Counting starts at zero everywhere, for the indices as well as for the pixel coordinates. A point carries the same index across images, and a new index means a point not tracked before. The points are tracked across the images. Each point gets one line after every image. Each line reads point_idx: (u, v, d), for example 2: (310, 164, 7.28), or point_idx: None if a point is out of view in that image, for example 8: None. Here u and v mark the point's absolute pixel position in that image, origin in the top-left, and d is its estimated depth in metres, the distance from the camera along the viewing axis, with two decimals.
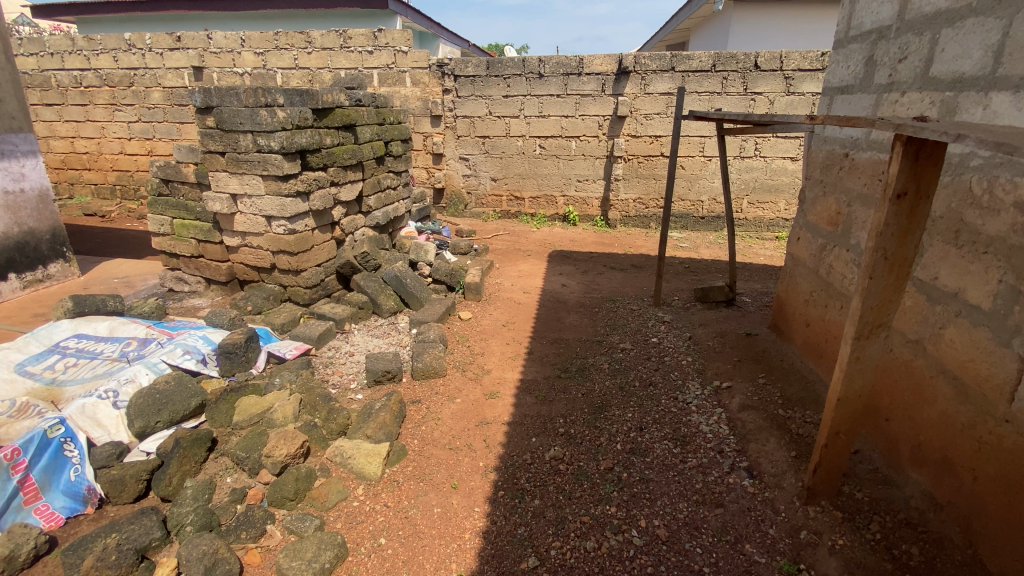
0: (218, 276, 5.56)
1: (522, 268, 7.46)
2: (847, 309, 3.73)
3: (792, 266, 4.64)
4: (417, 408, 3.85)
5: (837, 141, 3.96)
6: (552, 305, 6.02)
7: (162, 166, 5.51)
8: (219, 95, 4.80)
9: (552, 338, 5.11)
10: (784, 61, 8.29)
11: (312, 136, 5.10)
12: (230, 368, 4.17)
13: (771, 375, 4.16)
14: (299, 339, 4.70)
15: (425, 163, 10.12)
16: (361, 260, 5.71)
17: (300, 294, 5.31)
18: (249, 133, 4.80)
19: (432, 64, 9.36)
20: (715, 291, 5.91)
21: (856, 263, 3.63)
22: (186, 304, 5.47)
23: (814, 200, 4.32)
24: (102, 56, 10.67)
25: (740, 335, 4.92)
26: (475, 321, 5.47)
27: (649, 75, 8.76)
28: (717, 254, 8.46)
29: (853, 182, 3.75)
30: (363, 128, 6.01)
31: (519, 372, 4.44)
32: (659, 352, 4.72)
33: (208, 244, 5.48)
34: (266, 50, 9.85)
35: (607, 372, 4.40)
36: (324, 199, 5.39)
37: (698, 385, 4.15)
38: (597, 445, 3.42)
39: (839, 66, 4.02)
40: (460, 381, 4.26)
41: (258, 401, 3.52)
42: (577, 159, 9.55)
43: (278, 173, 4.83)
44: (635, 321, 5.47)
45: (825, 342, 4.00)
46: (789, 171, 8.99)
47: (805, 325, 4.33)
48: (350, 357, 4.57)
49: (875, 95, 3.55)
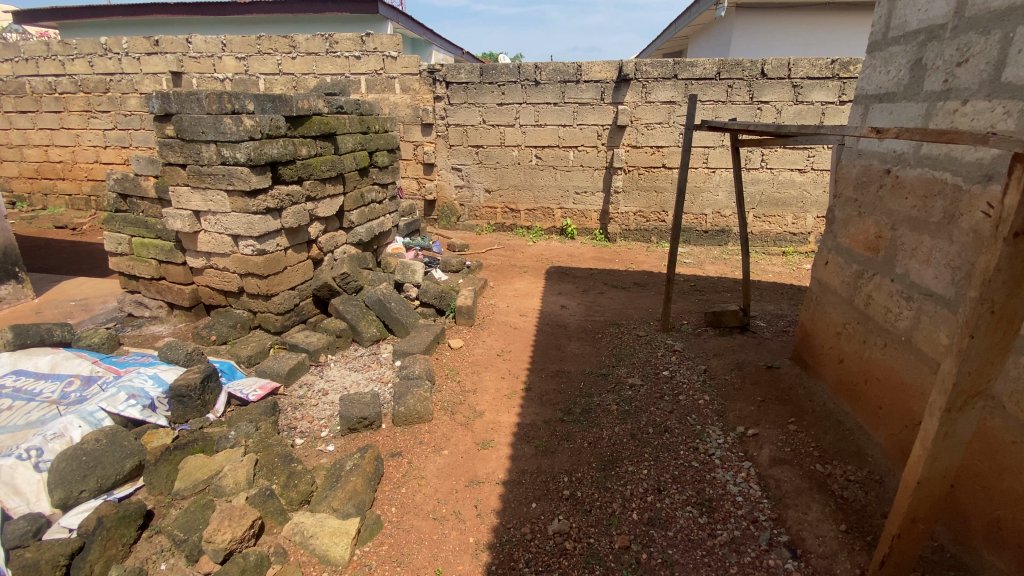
0: (180, 300, 5.01)
1: (518, 287, 6.95)
2: (893, 348, 3.26)
3: (819, 293, 4.15)
4: (397, 463, 3.32)
5: (876, 155, 3.50)
6: (551, 330, 5.50)
7: (119, 178, 4.98)
8: (179, 100, 4.29)
9: (551, 371, 4.60)
10: (792, 69, 7.87)
11: (286, 146, 4.59)
12: (182, 414, 3.62)
13: (801, 420, 3.67)
14: (265, 376, 4.17)
15: (416, 173, 9.61)
16: (341, 282, 5.18)
17: (270, 321, 4.78)
18: (212, 143, 4.28)
19: (422, 70, 8.89)
20: (728, 315, 5.41)
21: (906, 296, 3.15)
22: (145, 332, 4.92)
23: (846, 221, 3.85)
24: (76, 60, 10.17)
25: (760, 367, 4.43)
26: (466, 350, 4.95)
27: (650, 83, 8.33)
28: (723, 271, 8.00)
29: (897, 203, 3.28)
30: (344, 138, 5.49)
31: (516, 415, 3.90)
32: (672, 389, 4.21)
33: (169, 265, 4.93)
34: (249, 55, 9.33)
35: (615, 414, 3.87)
36: (298, 216, 4.85)
37: (719, 431, 3.65)
38: (609, 514, 2.90)
39: (875, 71, 3.58)
40: (448, 427, 3.73)
41: (206, 461, 2.96)
42: (575, 170, 9.09)
43: (245, 188, 4.30)
44: (643, 350, 4.97)
45: (864, 383, 3.51)
46: (796, 184, 8.56)
47: (838, 361, 3.83)
48: (324, 398, 4.04)
49: (925, 103, 3.09)
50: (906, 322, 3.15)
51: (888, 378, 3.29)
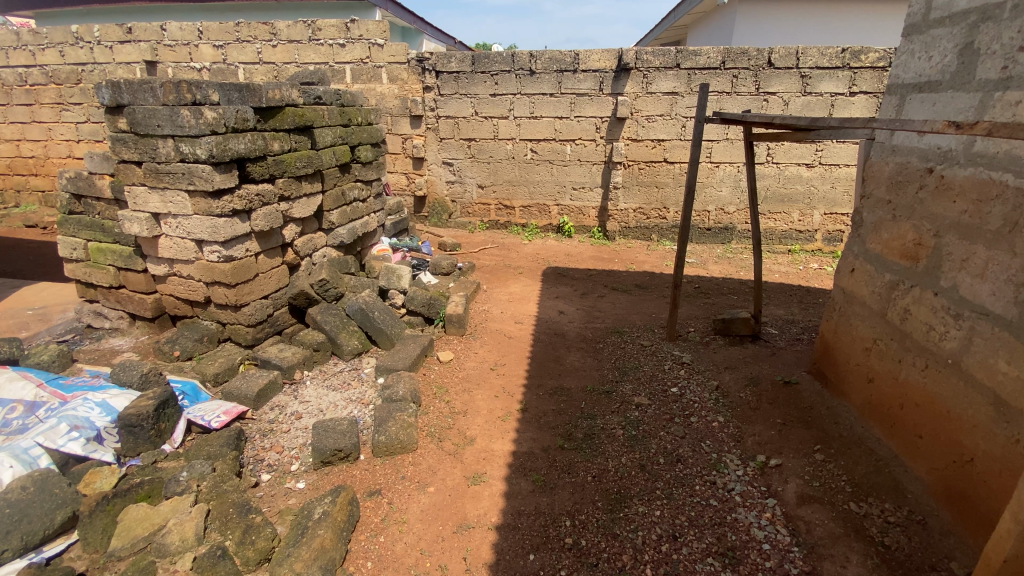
0: (142, 311, 4.56)
1: (513, 290, 6.54)
2: (936, 371, 2.88)
3: (843, 303, 3.76)
4: (375, 505, 2.93)
5: (917, 152, 3.11)
6: (548, 340, 5.10)
7: (72, 177, 4.52)
8: (131, 90, 3.83)
9: (549, 388, 4.20)
10: (800, 57, 7.45)
11: (254, 141, 4.13)
12: (133, 447, 3.21)
13: (828, 447, 3.30)
14: (232, 399, 3.76)
15: (405, 168, 9.13)
16: (319, 289, 4.74)
17: (240, 334, 4.36)
18: (169, 138, 3.83)
19: (410, 58, 8.41)
20: (738, 323, 5.02)
21: (954, 313, 2.77)
22: (103, 347, 4.49)
23: (876, 225, 3.46)
24: (46, 50, 9.66)
25: (776, 383, 4.05)
26: (457, 364, 4.54)
27: (651, 73, 7.89)
28: (729, 271, 7.62)
29: (942, 207, 2.89)
30: (322, 131, 5.03)
31: (511, 442, 3.50)
32: (682, 408, 3.83)
33: (129, 272, 4.49)
34: (227, 43, 8.80)
35: (621, 441, 3.47)
36: (270, 217, 4.41)
37: (736, 460, 3.28)
38: (619, 569, 2.53)
39: (913, 58, 3.17)
40: (435, 457, 3.33)
41: (149, 512, 2.55)
42: (572, 165, 8.67)
43: (207, 188, 3.84)
44: (649, 363, 4.57)
45: (899, 408, 3.14)
46: (803, 179, 8.16)
47: (866, 380, 3.46)
48: (296, 424, 3.63)
49: (978, 94, 2.70)
50: (953, 343, 2.78)
51: (928, 405, 2.93)
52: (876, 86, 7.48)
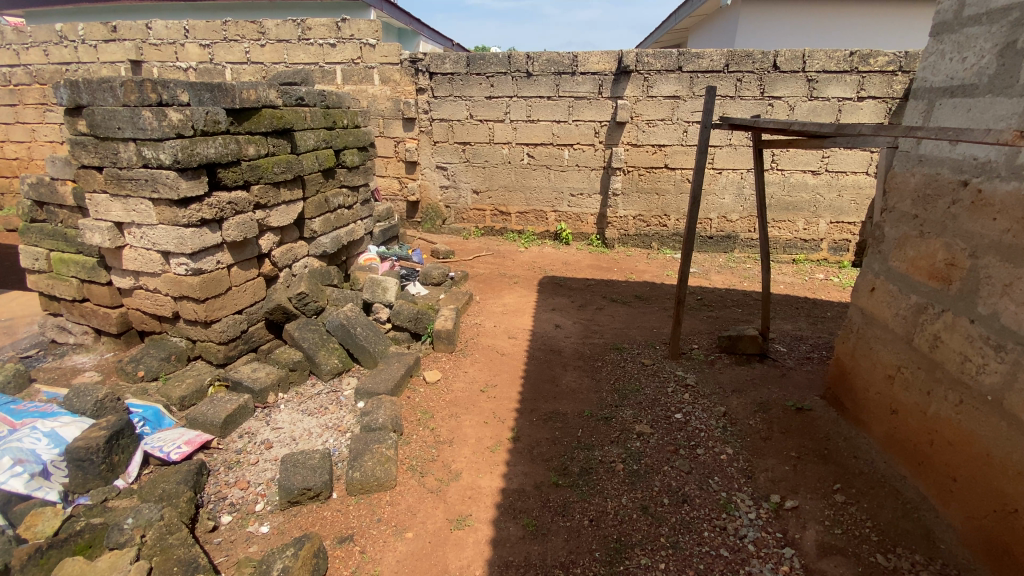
0: (106, 326, 4.25)
1: (507, 302, 6.23)
2: (973, 407, 2.58)
3: (861, 324, 3.46)
4: (345, 554, 2.63)
5: (950, 163, 2.81)
6: (544, 357, 4.79)
7: (33, 183, 4.21)
8: (89, 89, 3.53)
9: (543, 413, 3.88)
10: (807, 61, 7.16)
11: (226, 145, 3.83)
12: (82, 483, 2.88)
13: (848, 486, 3.00)
14: (197, 427, 3.45)
15: (398, 172, 8.82)
16: (298, 302, 4.43)
17: (211, 352, 4.05)
18: (131, 141, 3.53)
19: (403, 59, 8.11)
20: (745, 340, 4.72)
21: (994, 344, 2.48)
22: (64, 366, 4.17)
23: (900, 241, 3.16)
24: (29, 49, 9.38)
25: (788, 410, 3.73)
26: (444, 386, 4.22)
27: (653, 75, 7.61)
28: (732, 281, 7.33)
29: (981, 225, 2.60)
30: (303, 134, 4.73)
31: (500, 477, 3.19)
32: (687, 438, 3.52)
33: (92, 284, 4.18)
34: (214, 42, 8.49)
35: (621, 477, 3.16)
36: (244, 227, 4.09)
37: (748, 500, 2.98)
38: None
39: (944, 60, 2.88)
40: (416, 496, 3.02)
41: (81, 571, 2.25)
42: (570, 170, 8.38)
43: (172, 196, 3.54)
44: (651, 385, 4.26)
45: (929, 445, 2.84)
46: (809, 186, 7.88)
47: (888, 410, 3.15)
48: (266, 455, 3.32)
49: (1020, 100, 2.40)
50: (992, 378, 2.48)
51: (963, 444, 2.62)
52: (885, 91, 7.20)
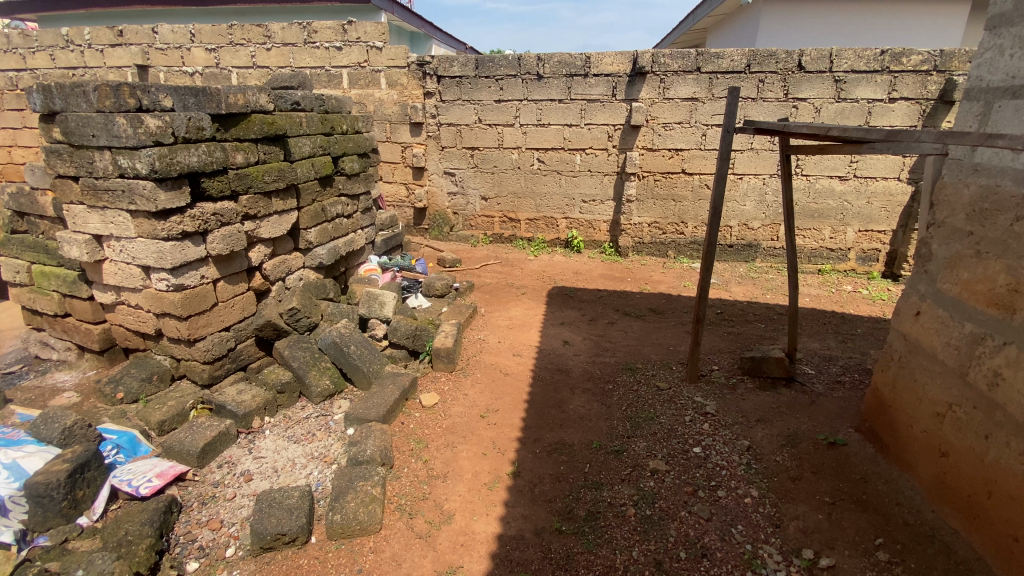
0: (88, 342, 4.05)
1: (514, 315, 5.91)
2: None
3: (904, 353, 3.07)
4: None
5: (1012, 173, 2.43)
6: (550, 378, 4.47)
7: (13, 193, 4.08)
8: (63, 95, 3.32)
9: (547, 444, 3.56)
10: (834, 60, 6.75)
11: (211, 153, 3.60)
12: (41, 521, 2.66)
13: (892, 542, 2.63)
14: (172, 455, 3.21)
15: (404, 178, 8.58)
16: (289, 318, 4.19)
17: (195, 371, 3.81)
18: (106, 149, 3.31)
19: (410, 62, 7.87)
20: (770, 362, 4.33)
21: None
22: (44, 384, 3.99)
23: (952, 261, 2.78)
24: (38, 54, 9.37)
25: (819, 444, 3.35)
26: (442, 410, 3.93)
27: (669, 77, 7.25)
28: (753, 293, 6.93)
29: None
30: (298, 140, 4.50)
31: (497, 521, 2.89)
32: (707, 476, 3.17)
33: (74, 299, 3.99)
34: (219, 46, 8.34)
35: (632, 524, 2.83)
36: (231, 238, 3.85)
37: (777, 555, 2.62)
38: None
39: (1002, 57, 2.52)
40: (402, 542, 2.73)
41: None
42: (582, 175, 8.05)
43: (150, 208, 3.31)
44: (666, 412, 3.91)
45: (986, 497, 2.46)
46: (836, 193, 7.44)
47: (938, 452, 2.77)
48: (243, 490, 3.05)
49: None
50: None
51: None
52: (919, 92, 6.74)
